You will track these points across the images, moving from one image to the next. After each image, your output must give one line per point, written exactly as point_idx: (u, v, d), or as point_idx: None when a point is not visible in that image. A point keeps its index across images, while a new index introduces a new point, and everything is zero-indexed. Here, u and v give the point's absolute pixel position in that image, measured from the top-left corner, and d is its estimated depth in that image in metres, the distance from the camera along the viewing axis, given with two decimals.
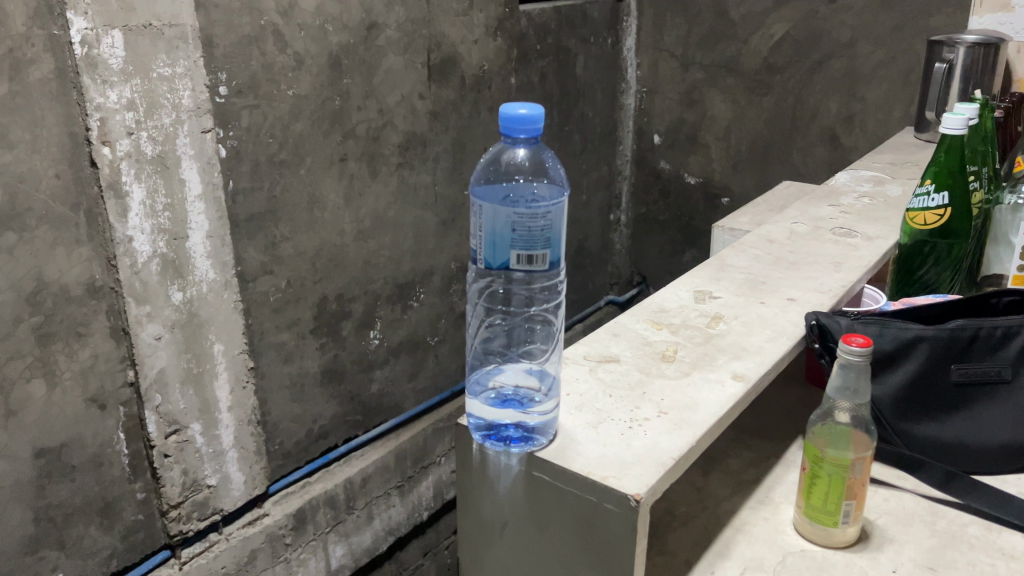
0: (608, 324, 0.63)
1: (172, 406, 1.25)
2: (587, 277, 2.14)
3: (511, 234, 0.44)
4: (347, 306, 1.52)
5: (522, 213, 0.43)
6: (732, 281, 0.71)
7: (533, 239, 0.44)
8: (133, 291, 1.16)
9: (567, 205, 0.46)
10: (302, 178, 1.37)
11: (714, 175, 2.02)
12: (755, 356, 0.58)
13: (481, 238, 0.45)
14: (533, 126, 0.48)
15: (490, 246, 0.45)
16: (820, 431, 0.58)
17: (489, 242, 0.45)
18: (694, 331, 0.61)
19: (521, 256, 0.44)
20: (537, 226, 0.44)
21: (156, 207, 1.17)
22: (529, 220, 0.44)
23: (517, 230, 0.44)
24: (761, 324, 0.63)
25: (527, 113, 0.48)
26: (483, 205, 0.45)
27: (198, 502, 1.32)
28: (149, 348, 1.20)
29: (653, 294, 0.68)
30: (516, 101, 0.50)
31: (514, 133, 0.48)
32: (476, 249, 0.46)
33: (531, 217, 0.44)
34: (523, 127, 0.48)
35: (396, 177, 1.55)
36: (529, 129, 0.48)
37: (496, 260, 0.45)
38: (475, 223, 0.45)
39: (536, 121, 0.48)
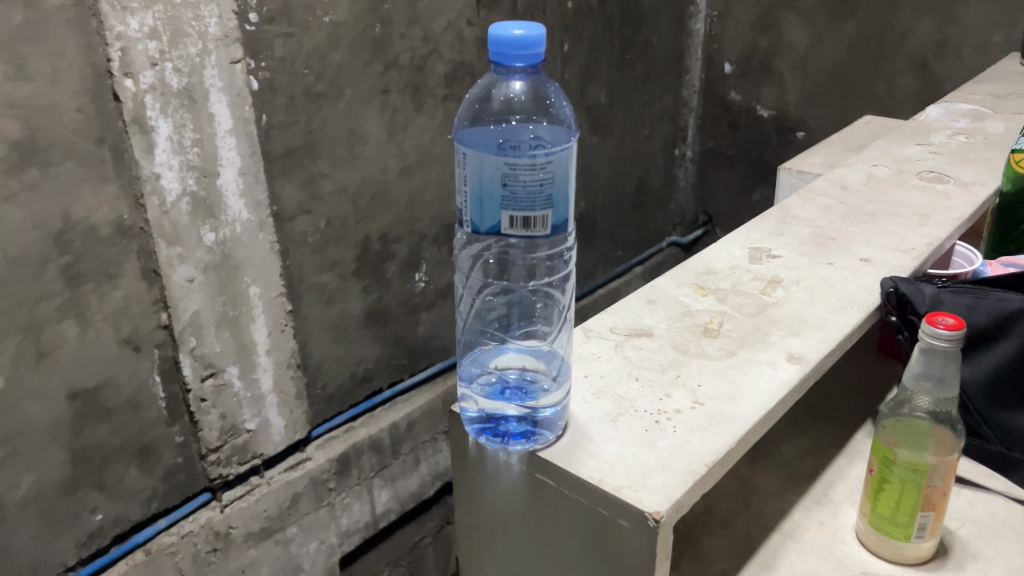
0: (642, 288, 0.54)
1: (208, 349, 1.22)
2: (648, 217, 2.03)
3: (502, 191, 0.42)
4: (392, 247, 1.45)
5: (515, 168, 0.42)
6: (796, 237, 0.61)
7: (526, 197, 0.42)
8: (163, 232, 1.12)
9: (573, 150, 0.44)
10: (341, 111, 1.29)
11: (788, 108, 1.87)
12: (814, 330, 0.49)
13: (470, 195, 0.44)
14: (528, 52, 0.45)
15: (480, 203, 0.43)
16: (894, 432, 0.56)
17: (480, 202, 0.43)
18: (745, 299, 0.52)
19: (517, 216, 0.43)
20: (536, 181, 0.42)
21: (185, 143, 1.11)
22: (523, 178, 0.42)
23: (508, 188, 0.42)
24: (828, 291, 0.53)
25: (521, 35, 0.44)
26: (473, 157, 0.43)
27: (238, 446, 1.30)
28: (182, 290, 1.16)
29: (701, 251, 0.59)
30: (511, 21, 0.46)
31: (510, 64, 0.45)
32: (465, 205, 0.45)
33: (526, 173, 0.42)
34: (519, 56, 0.44)
35: (442, 110, 1.46)
36: (527, 56, 0.45)
37: (490, 223, 0.44)
38: (461, 176, 0.44)
39: (535, 43, 0.45)
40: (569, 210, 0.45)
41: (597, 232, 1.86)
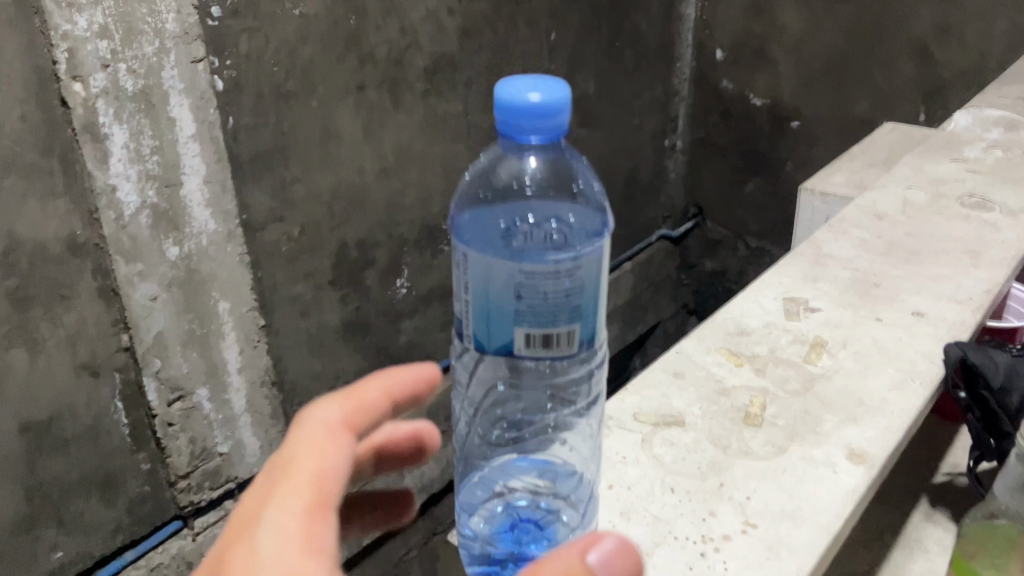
0: (665, 354, 0.47)
1: (174, 371, 1.13)
2: (637, 209, 1.95)
3: (516, 305, 0.36)
4: (370, 253, 1.36)
5: (534, 281, 0.35)
6: (834, 282, 0.53)
7: (547, 310, 0.36)
8: (121, 248, 1.03)
9: (604, 248, 0.37)
10: (313, 110, 1.19)
11: (782, 96, 1.77)
12: (875, 414, 0.42)
13: (477, 310, 0.37)
14: (545, 125, 0.37)
15: (489, 319, 0.36)
16: (978, 544, 0.52)
17: (490, 318, 0.36)
18: (790, 369, 0.45)
19: (535, 332, 0.36)
20: (559, 294, 0.35)
21: (143, 151, 1.00)
22: (543, 293, 0.35)
23: (522, 299, 0.35)
24: (880, 356, 0.46)
25: (540, 101, 0.37)
26: (480, 265, 0.36)
27: (210, 471, 1.21)
28: (144, 310, 1.07)
29: (729, 304, 0.51)
30: (526, 78, 0.39)
31: (523, 138, 0.38)
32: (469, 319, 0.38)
33: (547, 287, 0.35)
34: (536, 129, 0.37)
35: (421, 106, 1.35)
36: (546, 128, 0.37)
37: (501, 343, 0.37)
38: (465, 280, 0.37)
39: (555, 110, 0.37)
40: (599, 320, 0.38)
41: None
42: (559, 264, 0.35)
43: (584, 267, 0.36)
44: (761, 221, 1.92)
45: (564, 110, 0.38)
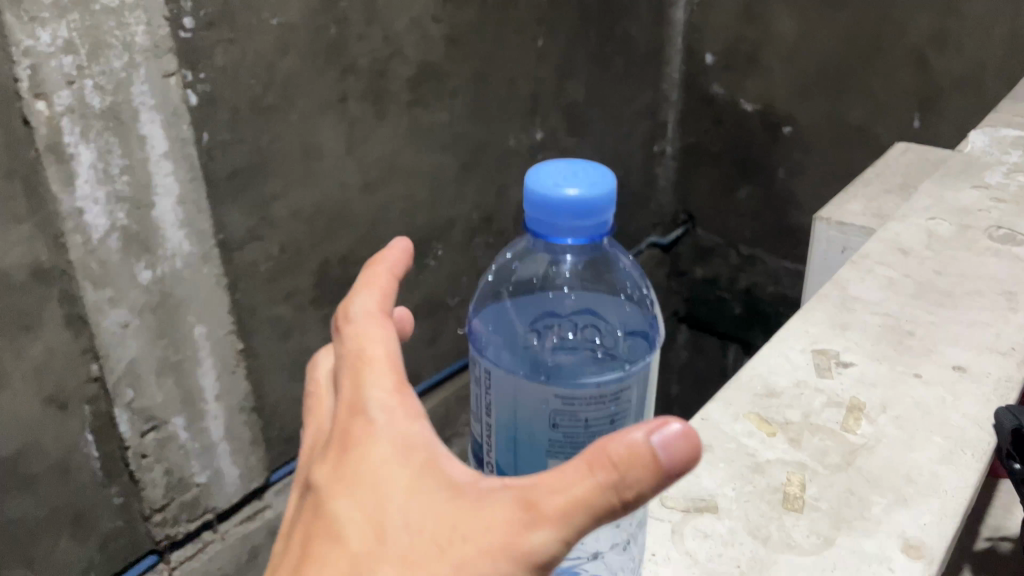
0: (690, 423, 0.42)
1: (148, 401, 1.07)
2: (627, 218, 1.91)
3: (552, 435, 0.37)
4: (353, 271, 1.31)
5: (575, 414, 0.37)
6: (865, 330, 0.49)
7: (586, 437, 0.37)
8: (90, 273, 0.96)
9: (646, 370, 0.39)
10: (292, 124, 1.13)
11: (775, 102, 1.73)
12: (926, 493, 0.38)
13: (509, 434, 0.39)
14: (582, 230, 0.39)
15: (522, 444, 0.39)
16: None
17: (522, 443, 0.39)
18: (828, 439, 0.41)
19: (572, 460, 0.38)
20: (601, 424, 0.37)
21: (112, 170, 0.94)
22: (584, 424, 0.37)
23: (558, 428, 0.37)
24: (925, 421, 0.42)
25: (577, 198, 0.38)
26: (512, 390, 0.38)
27: (187, 502, 1.16)
28: (115, 337, 1.01)
29: (754, 358, 0.47)
30: (558, 170, 0.41)
31: (559, 238, 0.40)
32: (500, 441, 0.40)
33: (588, 418, 0.37)
34: (573, 229, 0.39)
35: (406, 117, 1.30)
36: (583, 231, 0.39)
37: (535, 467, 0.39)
38: (491, 398, 0.40)
39: (595, 210, 0.39)
40: None
41: None
42: (604, 396, 0.37)
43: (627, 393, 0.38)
44: (753, 228, 1.89)
45: (608, 212, 0.40)
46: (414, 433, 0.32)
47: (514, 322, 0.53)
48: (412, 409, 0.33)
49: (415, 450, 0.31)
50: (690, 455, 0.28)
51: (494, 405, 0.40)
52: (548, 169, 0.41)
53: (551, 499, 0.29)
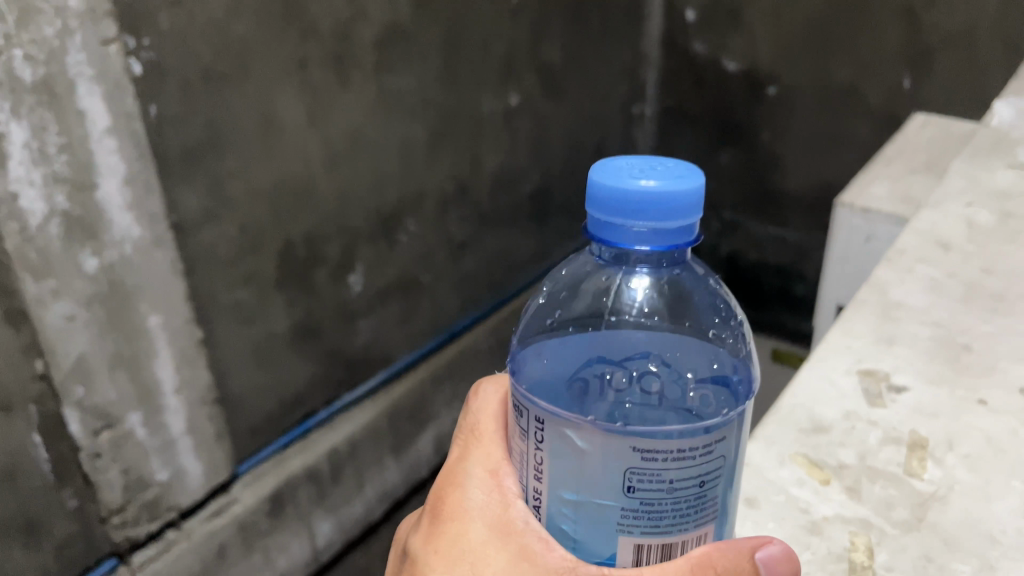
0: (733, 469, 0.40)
1: (100, 397, 0.98)
2: None
3: (626, 500, 0.35)
4: (320, 250, 1.23)
5: (659, 472, 0.34)
6: (914, 345, 0.47)
7: (669, 502, 0.35)
8: (29, 264, 0.86)
9: (740, 419, 0.36)
10: (249, 95, 1.04)
11: (758, 62, 1.66)
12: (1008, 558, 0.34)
13: (569, 496, 0.37)
14: (660, 230, 0.38)
15: (589, 508, 0.36)
16: None
17: (588, 504, 0.36)
18: (892, 487, 0.38)
19: (648, 531, 0.35)
20: (687, 485, 0.35)
21: (49, 149, 0.84)
22: (669, 485, 0.34)
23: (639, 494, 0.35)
24: (997, 463, 0.39)
25: (657, 192, 0.37)
26: (573, 452, 0.36)
27: (147, 502, 1.08)
28: (61, 331, 0.91)
29: (797, 388, 0.44)
30: (630, 169, 0.39)
31: (634, 238, 0.38)
32: (557, 503, 0.37)
33: (675, 479, 0.34)
34: (653, 227, 0.37)
35: (373, 83, 1.21)
36: (660, 233, 0.38)
37: (599, 540, 0.37)
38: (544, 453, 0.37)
39: (673, 207, 0.37)
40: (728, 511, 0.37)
41: (552, 208, 1.72)
42: (695, 453, 0.34)
43: (714, 450, 0.35)
44: (736, 194, 1.83)
45: (690, 215, 0.38)
46: (513, 519, 0.39)
47: (567, 364, 0.50)
48: (508, 493, 0.40)
49: (511, 536, 0.39)
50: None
51: (544, 460, 0.37)
52: (619, 165, 0.40)
53: None
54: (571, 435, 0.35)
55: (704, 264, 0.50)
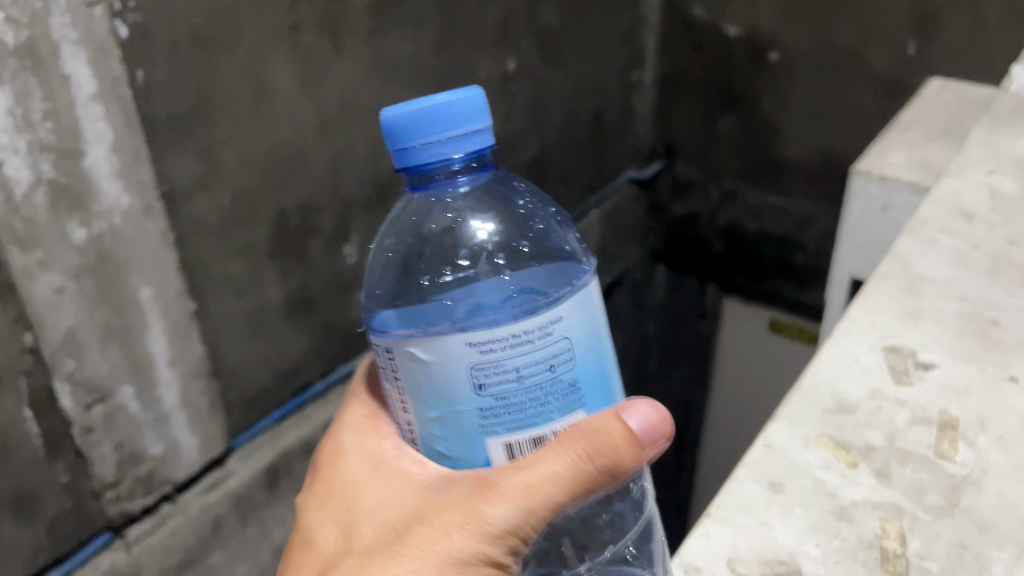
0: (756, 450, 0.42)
1: (91, 371, 0.95)
2: (603, 154, 1.82)
3: (480, 398, 0.43)
4: (313, 220, 1.20)
5: (500, 362, 0.42)
6: (941, 321, 0.48)
7: (513, 394, 0.43)
8: (15, 234, 0.83)
9: (562, 299, 0.45)
10: (239, 59, 1.00)
11: (760, 27, 1.62)
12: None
13: (433, 412, 0.45)
14: (464, 130, 0.46)
15: (453, 417, 0.44)
16: None
17: (446, 414, 0.44)
18: (924, 470, 0.40)
19: (506, 424, 0.44)
20: (533, 370, 0.43)
21: (33, 116, 0.81)
22: (515, 373, 0.43)
23: (480, 389, 0.43)
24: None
25: (447, 101, 0.46)
26: (417, 375, 0.44)
27: (141, 476, 1.06)
28: (50, 304, 0.88)
29: (821, 367, 0.46)
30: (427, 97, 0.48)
31: (442, 142, 0.46)
32: (427, 423, 0.46)
33: (518, 365, 0.43)
34: (452, 130, 0.46)
35: (367, 47, 1.18)
36: (466, 135, 0.46)
37: (470, 451, 0.45)
38: (398, 375, 0.46)
39: (463, 108, 0.46)
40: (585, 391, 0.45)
41: (551, 177, 1.69)
42: (531, 336, 0.42)
43: (552, 331, 0.43)
44: (736, 162, 1.80)
45: (481, 120, 0.47)
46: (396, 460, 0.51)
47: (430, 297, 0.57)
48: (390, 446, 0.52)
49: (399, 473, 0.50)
50: (631, 415, 0.44)
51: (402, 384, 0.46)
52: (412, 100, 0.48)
53: (515, 479, 0.43)
54: (416, 352, 0.44)
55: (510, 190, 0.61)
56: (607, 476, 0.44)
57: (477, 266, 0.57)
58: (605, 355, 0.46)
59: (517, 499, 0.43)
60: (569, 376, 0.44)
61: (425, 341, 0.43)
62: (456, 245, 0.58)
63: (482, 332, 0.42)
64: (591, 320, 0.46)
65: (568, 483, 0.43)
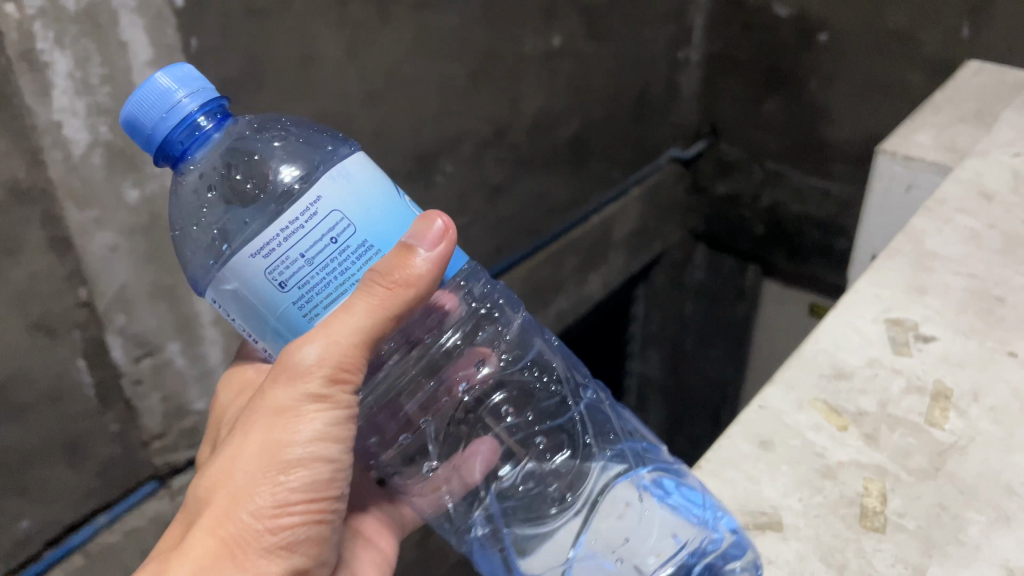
0: (760, 404, 0.54)
1: (141, 326, 1.00)
2: (646, 131, 1.82)
3: (287, 293, 0.49)
4: None
5: (286, 256, 0.48)
6: (943, 296, 0.62)
7: (323, 274, 0.49)
8: (72, 191, 0.87)
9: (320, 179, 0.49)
10: (288, 29, 1.03)
11: (811, 7, 1.60)
12: (1019, 509, 0.47)
13: (268, 329, 0.51)
14: (190, 86, 0.51)
15: (282, 323, 0.50)
16: None
17: (276, 325, 0.51)
18: (910, 436, 0.52)
19: (326, 300, 0.50)
20: (317, 248, 0.48)
21: (91, 79, 0.84)
22: (303, 259, 0.48)
23: (296, 288, 0.49)
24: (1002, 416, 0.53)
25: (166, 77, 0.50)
26: (232, 305, 0.51)
27: (185, 430, 1.12)
28: (103, 260, 0.93)
29: (830, 339, 0.59)
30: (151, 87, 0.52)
31: (179, 101, 0.50)
32: (269, 339, 0.52)
33: (301, 251, 0.48)
34: (184, 89, 0.50)
35: (414, 20, 1.19)
36: (194, 93, 0.50)
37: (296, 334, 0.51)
38: (226, 314, 0.52)
39: (184, 75, 0.51)
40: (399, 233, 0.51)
41: (592, 153, 1.69)
42: (299, 223, 0.47)
43: (318, 211, 0.48)
44: (781, 142, 1.79)
45: (200, 83, 0.52)
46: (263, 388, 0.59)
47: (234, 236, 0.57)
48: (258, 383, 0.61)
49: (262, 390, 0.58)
50: (422, 228, 0.51)
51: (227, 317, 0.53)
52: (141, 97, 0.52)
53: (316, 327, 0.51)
54: (223, 287, 0.50)
55: (247, 122, 0.61)
56: (401, 288, 0.51)
57: (261, 197, 0.58)
58: (391, 211, 0.51)
59: (319, 338, 0.50)
60: (356, 240, 0.49)
61: (225, 269, 0.49)
62: (243, 188, 0.58)
63: (255, 242, 0.47)
64: (361, 181, 0.50)
65: (370, 306, 0.50)
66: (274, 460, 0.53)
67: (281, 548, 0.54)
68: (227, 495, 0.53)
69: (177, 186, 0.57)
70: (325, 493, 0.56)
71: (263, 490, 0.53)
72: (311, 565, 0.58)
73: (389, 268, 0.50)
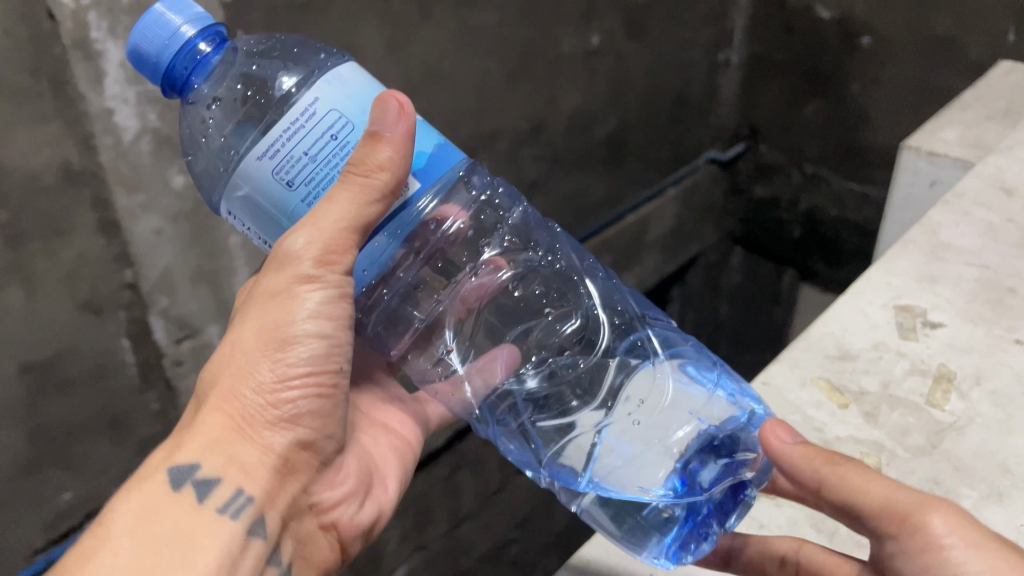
0: (773, 378, 0.65)
1: (183, 309, 1.04)
2: (684, 132, 1.83)
3: (296, 191, 0.54)
4: None
5: (291, 154, 0.53)
6: (951, 285, 0.71)
7: (325, 171, 0.55)
8: (121, 176, 0.90)
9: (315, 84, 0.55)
10: (332, 25, 1.06)
11: (854, 10, 1.59)
12: (1011, 486, 0.56)
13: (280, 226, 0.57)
14: (189, 13, 0.56)
15: (292, 220, 0.56)
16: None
17: (284, 220, 0.56)
18: (910, 415, 0.61)
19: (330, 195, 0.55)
20: (319, 145, 0.54)
21: (141, 69, 0.86)
22: (307, 156, 0.54)
23: (303, 186, 0.54)
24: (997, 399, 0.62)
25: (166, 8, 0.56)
26: (245, 206, 0.56)
27: None
28: (149, 244, 0.96)
29: (839, 323, 0.68)
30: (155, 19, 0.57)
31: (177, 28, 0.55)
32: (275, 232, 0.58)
33: (305, 149, 0.53)
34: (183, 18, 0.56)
35: (453, 18, 1.22)
36: (191, 20, 0.56)
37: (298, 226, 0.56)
38: (242, 219, 0.58)
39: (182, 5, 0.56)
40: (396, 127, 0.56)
41: (628, 152, 1.70)
42: (300, 123, 0.53)
43: (316, 111, 0.53)
44: (821, 146, 1.77)
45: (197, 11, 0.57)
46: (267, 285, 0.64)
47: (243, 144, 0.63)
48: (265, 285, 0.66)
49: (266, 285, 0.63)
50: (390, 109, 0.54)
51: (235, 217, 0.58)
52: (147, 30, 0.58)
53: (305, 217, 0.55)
54: (239, 193, 0.56)
55: (245, 50, 0.67)
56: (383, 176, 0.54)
57: (267, 110, 0.63)
58: None
59: (307, 227, 0.55)
60: (356, 136, 0.55)
61: (237, 174, 0.55)
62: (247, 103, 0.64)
63: (261, 145, 0.53)
64: (355, 83, 0.55)
65: (353, 196, 0.54)
66: (271, 340, 0.59)
67: (285, 420, 0.59)
68: (231, 375, 0.58)
69: (188, 110, 0.64)
70: (324, 368, 0.61)
71: (263, 367, 0.59)
72: (317, 437, 0.62)
73: (363, 157, 0.53)
